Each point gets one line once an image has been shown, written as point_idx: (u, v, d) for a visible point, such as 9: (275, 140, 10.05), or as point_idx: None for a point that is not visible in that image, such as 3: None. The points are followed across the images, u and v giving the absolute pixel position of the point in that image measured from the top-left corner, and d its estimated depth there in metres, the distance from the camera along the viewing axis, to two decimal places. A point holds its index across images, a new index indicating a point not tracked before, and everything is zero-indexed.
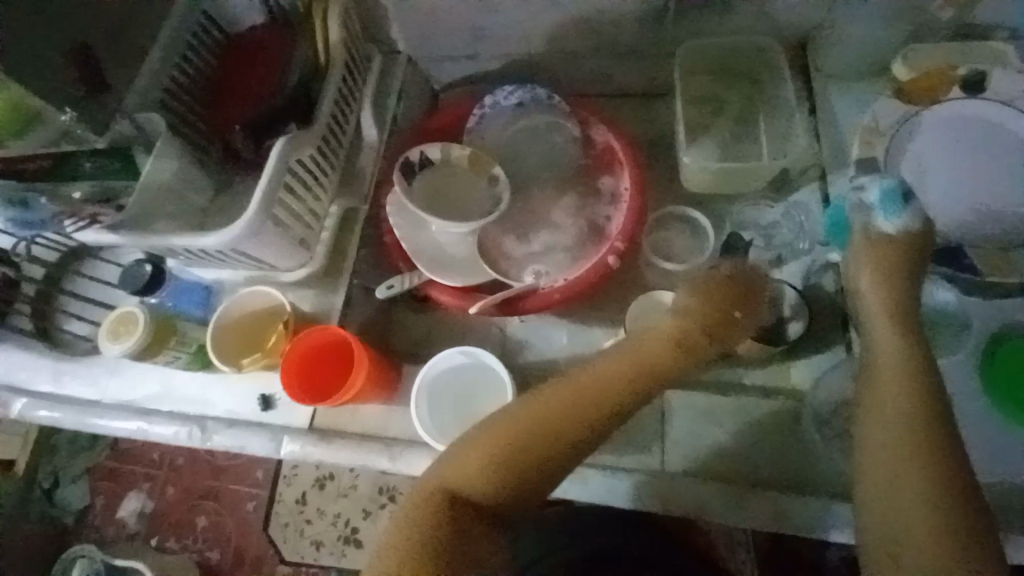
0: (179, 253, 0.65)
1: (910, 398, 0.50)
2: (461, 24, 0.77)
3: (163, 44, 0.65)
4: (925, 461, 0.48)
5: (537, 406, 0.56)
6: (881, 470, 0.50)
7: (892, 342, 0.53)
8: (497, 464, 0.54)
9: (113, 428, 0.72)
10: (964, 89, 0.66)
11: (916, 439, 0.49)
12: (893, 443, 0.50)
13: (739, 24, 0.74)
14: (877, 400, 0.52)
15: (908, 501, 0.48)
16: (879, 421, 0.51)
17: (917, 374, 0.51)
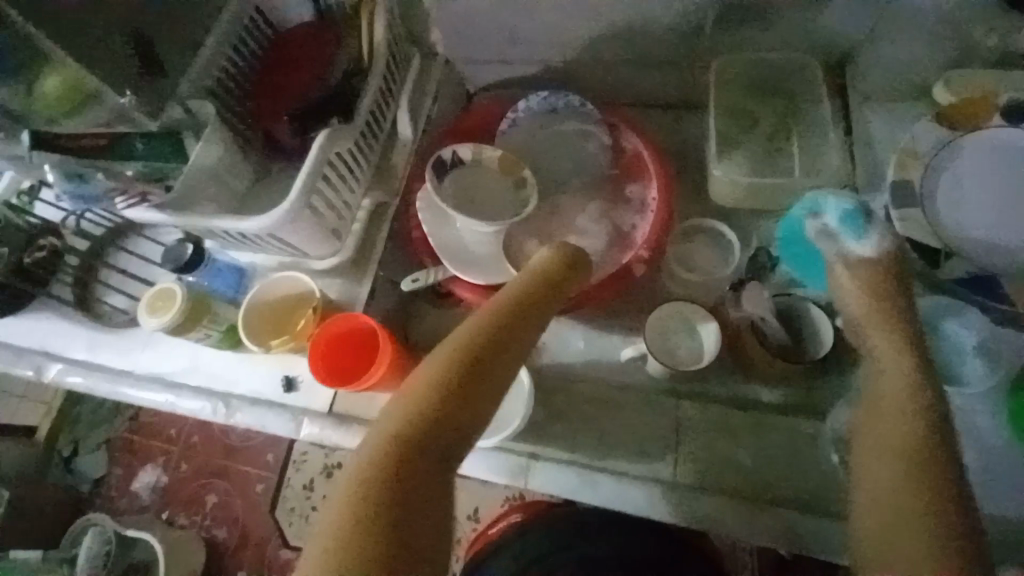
0: (217, 235, 0.68)
1: (905, 407, 0.50)
2: (500, 29, 0.79)
3: (218, 37, 0.68)
4: (918, 471, 0.47)
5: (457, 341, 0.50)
6: (869, 473, 0.50)
7: (894, 356, 0.53)
8: (412, 404, 0.47)
9: (142, 398, 0.75)
10: (1008, 116, 0.64)
11: (903, 446, 0.49)
12: (883, 450, 0.50)
13: (776, 42, 0.74)
14: (879, 420, 0.51)
15: (895, 506, 0.47)
16: (879, 433, 0.51)
17: (915, 388, 0.51)
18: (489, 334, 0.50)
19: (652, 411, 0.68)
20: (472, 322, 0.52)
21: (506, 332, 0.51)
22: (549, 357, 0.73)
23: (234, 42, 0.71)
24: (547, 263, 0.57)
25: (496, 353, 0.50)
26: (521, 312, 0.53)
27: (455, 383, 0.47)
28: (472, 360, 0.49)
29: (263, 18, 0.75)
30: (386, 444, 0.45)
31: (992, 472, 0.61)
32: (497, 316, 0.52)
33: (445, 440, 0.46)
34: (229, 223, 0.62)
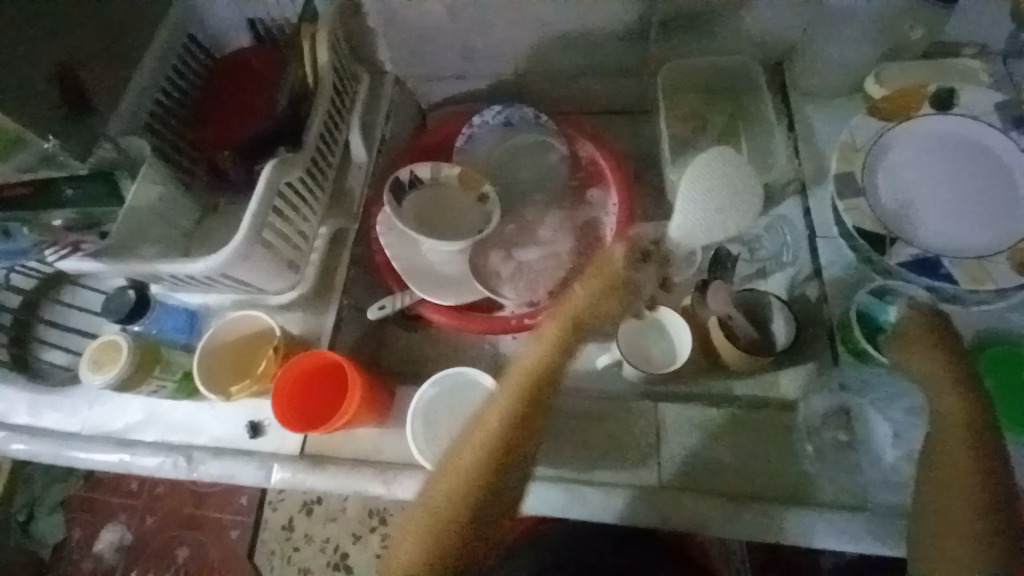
0: (163, 279, 0.63)
1: (961, 430, 0.51)
2: (451, 44, 0.78)
3: (149, 70, 0.66)
4: (989, 498, 0.48)
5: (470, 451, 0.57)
6: (936, 519, 0.50)
7: (952, 393, 0.53)
8: (433, 518, 0.55)
9: (94, 461, 0.69)
10: (935, 105, 0.70)
11: (965, 480, 0.49)
12: (953, 467, 0.50)
13: (719, 44, 0.77)
14: (941, 433, 0.52)
15: (961, 546, 0.48)
16: (938, 473, 0.51)
17: (975, 417, 0.51)
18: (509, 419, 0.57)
19: (634, 416, 0.68)
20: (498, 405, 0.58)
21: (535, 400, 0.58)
22: None
23: (168, 74, 0.69)
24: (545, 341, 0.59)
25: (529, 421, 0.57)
26: (543, 382, 0.58)
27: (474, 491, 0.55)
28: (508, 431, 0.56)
29: (198, 46, 0.73)
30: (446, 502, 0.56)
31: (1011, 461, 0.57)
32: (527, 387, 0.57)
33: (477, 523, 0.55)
34: (175, 266, 0.59)
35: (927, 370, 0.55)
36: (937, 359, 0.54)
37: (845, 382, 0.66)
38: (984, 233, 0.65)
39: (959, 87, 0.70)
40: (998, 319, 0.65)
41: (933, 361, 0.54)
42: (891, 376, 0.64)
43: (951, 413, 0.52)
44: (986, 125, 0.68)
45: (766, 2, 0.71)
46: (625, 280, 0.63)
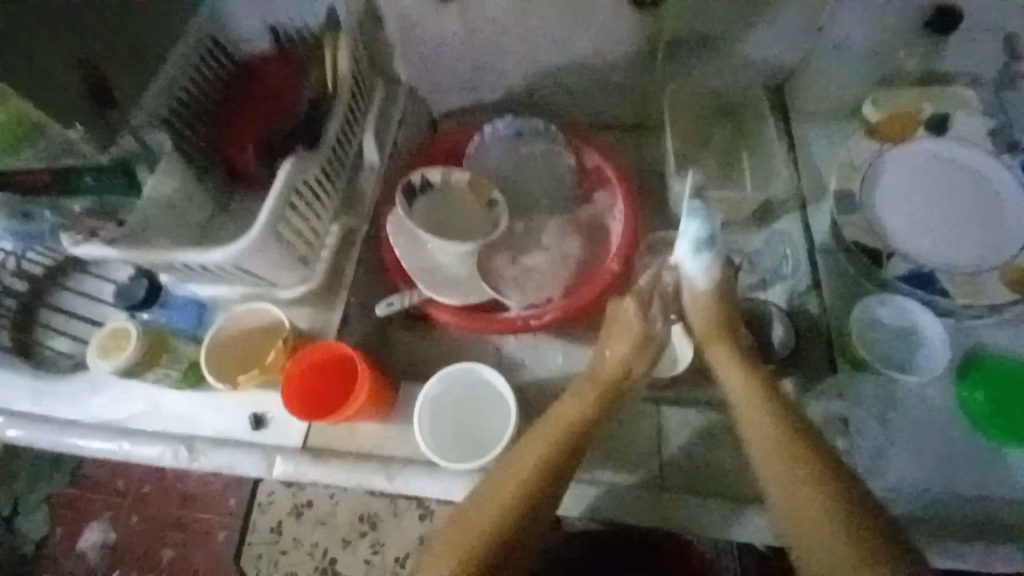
0: (175, 268, 0.64)
1: (763, 417, 0.59)
2: (466, 55, 0.81)
3: (174, 65, 0.67)
4: (825, 477, 0.55)
5: (503, 484, 0.57)
6: (812, 513, 0.53)
7: (757, 403, 0.60)
8: (457, 550, 0.55)
9: (92, 449, 0.69)
10: (929, 129, 0.73)
11: (806, 484, 0.55)
12: (778, 446, 0.57)
13: (725, 65, 0.80)
14: (748, 415, 0.60)
15: (842, 550, 0.51)
16: (786, 484, 0.56)
17: (768, 407, 0.60)
18: (546, 461, 0.57)
19: (636, 422, 0.70)
20: (536, 447, 0.58)
21: (570, 455, 0.58)
22: (529, 373, 0.74)
23: (189, 69, 0.70)
24: (581, 391, 0.63)
25: (557, 479, 0.57)
26: (579, 433, 0.59)
27: (510, 529, 0.55)
28: (540, 489, 0.56)
29: (218, 44, 0.74)
30: (469, 540, 0.55)
31: (992, 469, 0.62)
32: (565, 442, 0.58)
33: (502, 553, 0.55)
34: (190, 256, 0.59)
35: (736, 391, 0.62)
36: (743, 376, 0.62)
37: (846, 392, 0.66)
38: (980, 251, 0.67)
39: (952, 113, 0.73)
40: (990, 337, 0.68)
41: (738, 373, 0.63)
42: (887, 386, 0.66)
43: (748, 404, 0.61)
44: (978, 148, 0.71)
45: (772, 26, 0.74)
46: (643, 332, 0.65)
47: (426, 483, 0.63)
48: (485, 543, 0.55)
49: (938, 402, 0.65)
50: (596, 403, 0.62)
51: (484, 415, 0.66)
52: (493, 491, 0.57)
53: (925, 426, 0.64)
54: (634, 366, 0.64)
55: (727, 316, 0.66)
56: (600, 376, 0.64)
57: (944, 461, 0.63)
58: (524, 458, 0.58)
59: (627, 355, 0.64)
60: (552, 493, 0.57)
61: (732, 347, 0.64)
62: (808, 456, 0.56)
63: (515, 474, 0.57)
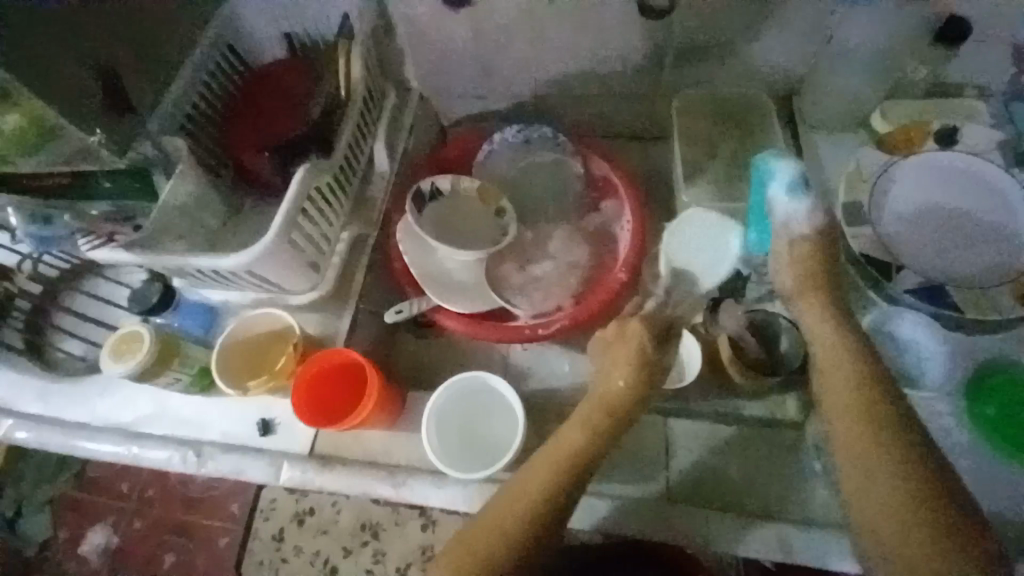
0: (187, 272, 0.65)
1: (841, 371, 0.58)
2: (475, 65, 0.82)
3: (189, 75, 0.69)
4: (888, 436, 0.54)
5: (514, 498, 0.57)
6: (875, 467, 0.53)
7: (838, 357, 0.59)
8: (465, 561, 0.55)
9: (99, 452, 0.69)
10: (938, 141, 0.73)
11: (881, 452, 0.54)
12: (852, 403, 0.56)
13: (734, 77, 0.80)
14: (826, 367, 0.59)
15: (893, 503, 0.51)
16: (851, 433, 0.55)
17: (846, 361, 0.58)
18: (557, 478, 0.57)
19: (644, 431, 0.69)
20: (544, 461, 0.58)
21: (579, 473, 0.57)
22: (536, 381, 0.74)
23: (204, 79, 0.72)
24: (591, 407, 0.60)
25: (567, 495, 0.57)
26: (591, 453, 0.58)
27: (524, 542, 0.55)
28: (551, 505, 0.56)
29: (234, 54, 0.76)
30: (471, 570, 0.54)
31: (1006, 484, 0.61)
32: (569, 468, 0.57)
33: (513, 565, 0.55)
34: (203, 261, 0.60)
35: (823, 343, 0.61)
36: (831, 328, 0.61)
37: None
38: (989, 263, 0.67)
39: (962, 126, 0.73)
40: (1002, 350, 0.67)
41: (827, 325, 0.61)
42: (898, 399, 0.66)
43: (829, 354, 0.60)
44: (988, 160, 0.70)
45: (781, 38, 0.74)
46: (655, 362, 0.60)
47: (432, 490, 0.63)
48: (495, 555, 0.55)
49: (950, 416, 0.65)
50: (605, 427, 0.59)
51: (492, 422, 0.66)
52: (504, 504, 0.56)
53: (937, 440, 0.64)
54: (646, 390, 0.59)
55: (821, 268, 0.65)
56: (610, 404, 0.60)
57: (956, 475, 0.62)
58: (535, 473, 0.57)
59: (637, 378, 0.59)
60: (563, 509, 0.57)
61: (830, 299, 0.64)
62: (884, 415, 0.55)
63: (513, 502, 0.56)
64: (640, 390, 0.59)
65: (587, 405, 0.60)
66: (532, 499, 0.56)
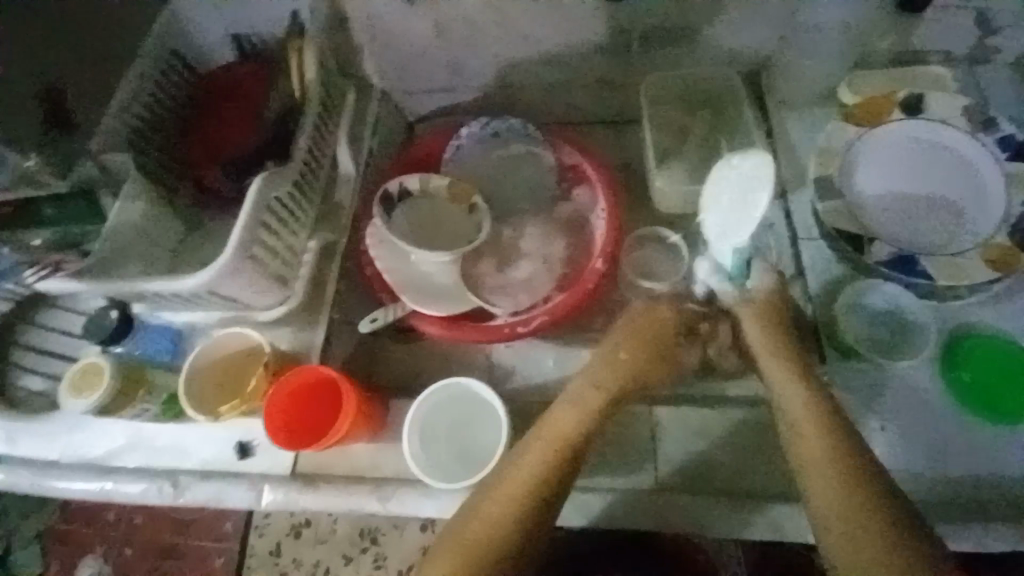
0: (146, 297, 0.62)
1: (796, 386, 0.58)
2: (439, 58, 0.79)
3: (133, 86, 0.65)
4: (845, 440, 0.54)
5: (507, 487, 0.55)
6: (821, 472, 0.53)
7: (793, 388, 0.58)
8: (458, 555, 0.53)
9: (73, 489, 0.67)
10: (905, 111, 0.73)
11: (833, 460, 0.53)
12: (806, 409, 0.57)
13: (701, 56, 0.79)
14: (777, 382, 0.60)
15: (847, 506, 0.50)
16: (801, 421, 0.56)
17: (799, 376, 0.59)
18: (551, 466, 0.56)
19: (630, 423, 0.69)
20: (535, 454, 0.57)
21: (570, 464, 0.57)
22: (521, 379, 0.73)
23: (150, 89, 0.68)
24: (584, 387, 0.62)
25: (562, 483, 0.56)
26: (580, 443, 0.58)
27: (522, 529, 0.54)
28: (545, 491, 0.55)
29: (180, 59, 0.71)
30: (467, 555, 0.53)
31: (985, 447, 0.63)
32: (562, 452, 0.57)
33: (507, 554, 0.53)
34: (159, 285, 0.57)
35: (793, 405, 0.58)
36: (801, 391, 0.58)
37: (834, 380, 0.66)
38: (957, 231, 0.68)
39: (929, 93, 0.73)
40: (972, 316, 0.68)
41: (773, 361, 0.61)
42: (874, 372, 0.66)
43: (776, 373, 0.60)
44: (958, 128, 0.71)
45: (748, 15, 0.73)
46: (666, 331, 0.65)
47: (419, 501, 0.62)
48: (485, 550, 0.53)
49: (926, 387, 0.65)
50: (601, 406, 0.60)
51: (477, 427, 0.65)
52: (493, 502, 0.55)
53: (914, 410, 0.65)
54: (640, 363, 0.63)
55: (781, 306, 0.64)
56: (615, 381, 0.62)
57: (936, 439, 0.63)
58: (524, 464, 0.56)
59: (631, 345, 0.64)
60: (557, 496, 0.56)
61: (773, 325, 0.63)
62: (835, 421, 0.55)
63: (505, 490, 0.55)
64: (634, 365, 0.63)
65: (581, 390, 0.62)
66: (522, 485, 0.55)
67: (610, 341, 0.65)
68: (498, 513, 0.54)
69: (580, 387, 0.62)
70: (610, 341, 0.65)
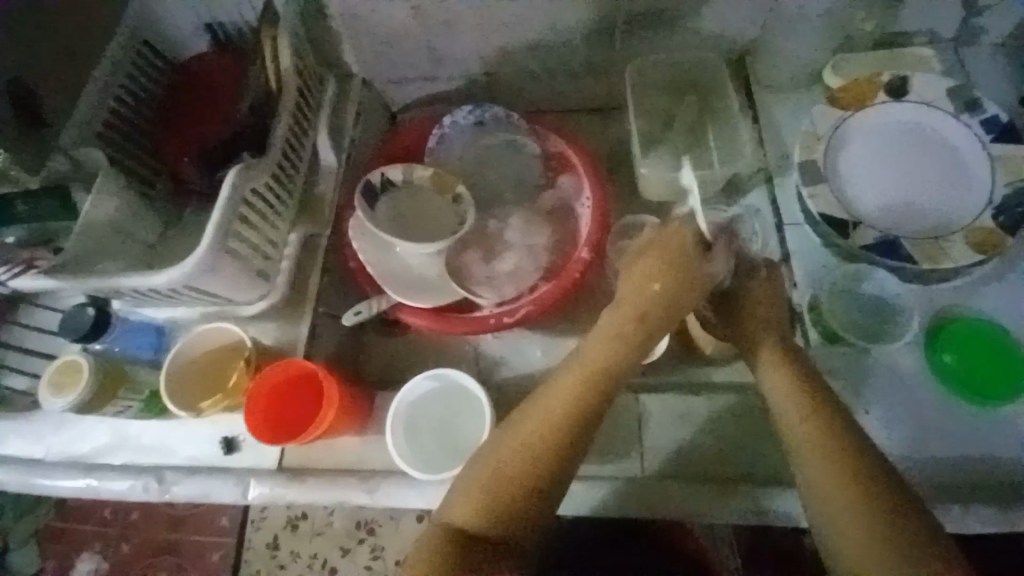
0: (124, 294, 0.61)
1: (787, 381, 0.56)
2: (420, 46, 0.78)
3: (103, 77, 0.64)
4: (839, 437, 0.51)
5: (537, 422, 0.50)
6: (824, 471, 0.50)
7: (784, 381, 0.56)
8: (485, 497, 0.47)
9: (59, 488, 0.66)
10: (889, 94, 0.72)
11: (834, 458, 0.50)
12: (800, 405, 0.54)
13: (686, 40, 0.78)
14: (767, 373, 0.57)
15: (850, 509, 0.48)
16: (794, 420, 0.53)
17: (790, 367, 0.56)
18: (581, 398, 0.50)
19: (616, 411, 0.69)
20: (568, 382, 0.51)
21: (602, 397, 0.51)
22: (509, 369, 0.73)
23: (122, 81, 0.66)
24: (614, 314, 0.53)
25: (593, 417, 0.50)
26: (610, 378, 0.51)
27: (553, 469, 0.48)
28: (576, 424, 0.49)
29: (152, 50, 0.70)
30: (496, 498, 0.47)
31: (968, 428, 0.63)
32: (587, 387, 0.51)
33: (538, 495, 0.47)
34: (136, 281, 0.56)
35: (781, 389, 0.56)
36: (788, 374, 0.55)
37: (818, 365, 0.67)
38: (941, 214, 0.68)
39: (912, 76, 0.72)
40: (955, 299, 0.68)
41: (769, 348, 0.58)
42: (858, 356, 0.67)
43: (768, 365, 0.57)
44: (941, 110, 0.70)
45: None
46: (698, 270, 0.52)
47: (406, 493, 0.62)
48: (512, 494, 0.47)
49: (909, 370, 0.66)
50: (631, 339, 0.51)
51: (461, 419, 0.64)
52: (522, 440, 0.49)
53: (897, 392, 0.65)
54: (669, 294, 0.52)
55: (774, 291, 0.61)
56: (643, 309, 0.52)
57: (919, 422, 0.64)
58: (554, 398, 0.51)
59: (659, 268, 0.52)
60: (589, 431, 0.50)
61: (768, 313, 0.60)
62: (830, 416, 0.52)
63: (534, 424, 0.50)
64: (664, 294, 0.52)
65: (609, 318, 0.53)
66: (554, 419, 0.49)
67: (638, 259, 0.54)
68: (529, 450, 0.48)
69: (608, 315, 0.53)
70: (638, 260, 0.54)
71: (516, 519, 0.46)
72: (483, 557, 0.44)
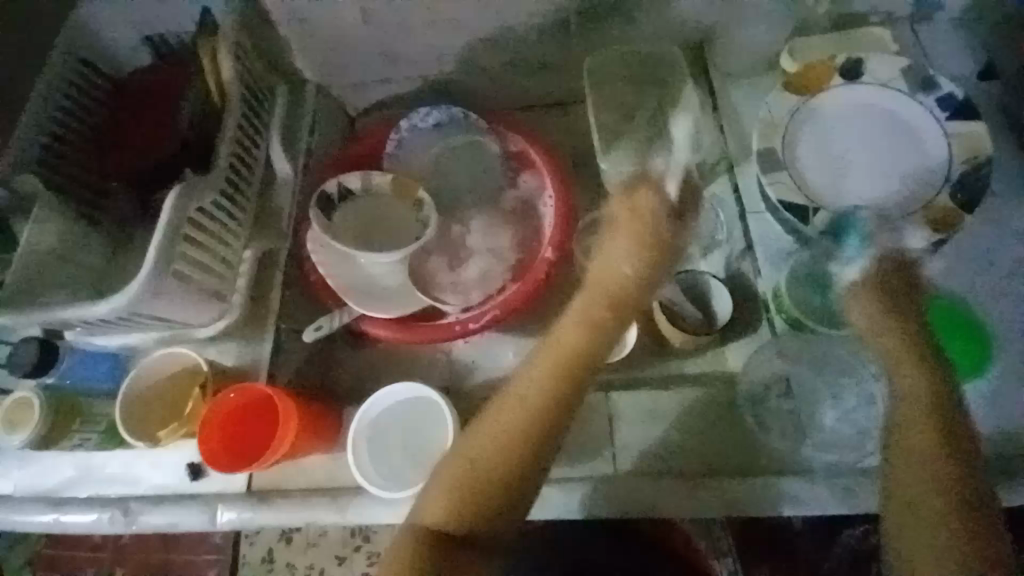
0: (74, 325, 0.59)
1: (914, 379, 0.56)
2: (373, 48, 0.76)
3: (39, 97, 0.61)
4: (948, 440, 0.54)
5: (505, 412, 0.50)
6: (918, 468, 0.53)
7: (912, 377, 0.57)
8: (456, 491, 0.48)
9: (25, 525, 0.65)
10: (843, 76, 0.71)
11: (939, 460, 0.53)
12: (917, 405, 0.55)
13: (645, 30, 0.77)
14: (896, 364, 0.58)
15: (936, 506, 0.52)
16: (912, 416, 0.55)
17: (918, 362, 0.57)
18: (557, 387, 0.50)
19: (588, 410, 0.69)
20: (539, 371, 0.51)
21: (573, 384, 0.51)
22: (480, 374, 0.72)
23: (60, 100, 0.63)
24: (588, 297, 0.54)
25: (566, 408, 0.50)
26: (586, 361, 0.51)
27: (519, 462, 0.48)
28: (551, 415, 0.49)
29: (91, 67, 0.67)
30: (467, 494, 0.48)
31: None
32: (562, 373, 0.50)
33: (513, 486, 0.48)
34: (80, 312, 0.54)
35: (910, 391, 0.56)
36: (922, 380, 0.56)
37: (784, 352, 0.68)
38: (898, 194, 0.68)
39: (866, 57, 0.71)
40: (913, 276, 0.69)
41: (896, 338, 0.58)
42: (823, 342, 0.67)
43: (895, 353, 0.58)
44: (896, 90, 0.70)
45: None
46: (668, 242, 0.55)
47: (377, 510, 0.61)
48: (480, 489, 0.48)
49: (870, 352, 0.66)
50: (600, 321, 0.53)
51: (427, 429, 0.63)
52: (495, 432, 0.49)
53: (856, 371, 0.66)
54: (631, 272, 0.54)
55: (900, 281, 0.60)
56: (612, 294, 0.53)
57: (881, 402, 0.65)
58: (524, 389, 0.50)
59: (625, 248, 0.54)
60: (559, 420, 0.49)
61: (908, 304, 0.59)
62: (943, 415, 0.55)
63: (501, 416, 0.50)
64: (624, 274, 0.54)
65: (581, 304, 0.54)
66: (523, 410, 0.49)
67: (605, 244, 0.56)
68: (500, 443, 0.48)
69: (580, 301, 0.54)
70: (603, 245, 0.56)
71: (482, 516, 0.47)
72: (443, 553, 0.46)
